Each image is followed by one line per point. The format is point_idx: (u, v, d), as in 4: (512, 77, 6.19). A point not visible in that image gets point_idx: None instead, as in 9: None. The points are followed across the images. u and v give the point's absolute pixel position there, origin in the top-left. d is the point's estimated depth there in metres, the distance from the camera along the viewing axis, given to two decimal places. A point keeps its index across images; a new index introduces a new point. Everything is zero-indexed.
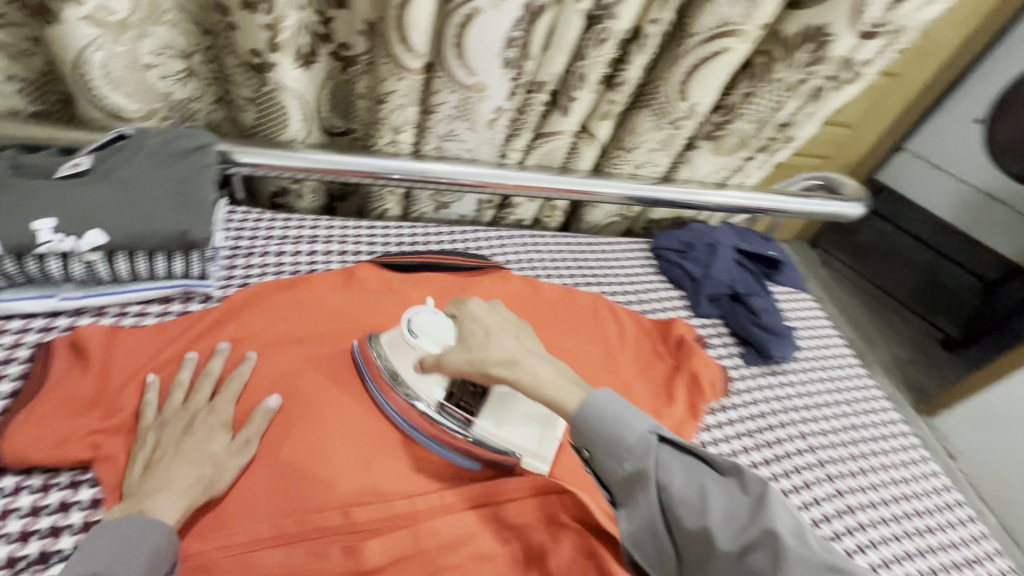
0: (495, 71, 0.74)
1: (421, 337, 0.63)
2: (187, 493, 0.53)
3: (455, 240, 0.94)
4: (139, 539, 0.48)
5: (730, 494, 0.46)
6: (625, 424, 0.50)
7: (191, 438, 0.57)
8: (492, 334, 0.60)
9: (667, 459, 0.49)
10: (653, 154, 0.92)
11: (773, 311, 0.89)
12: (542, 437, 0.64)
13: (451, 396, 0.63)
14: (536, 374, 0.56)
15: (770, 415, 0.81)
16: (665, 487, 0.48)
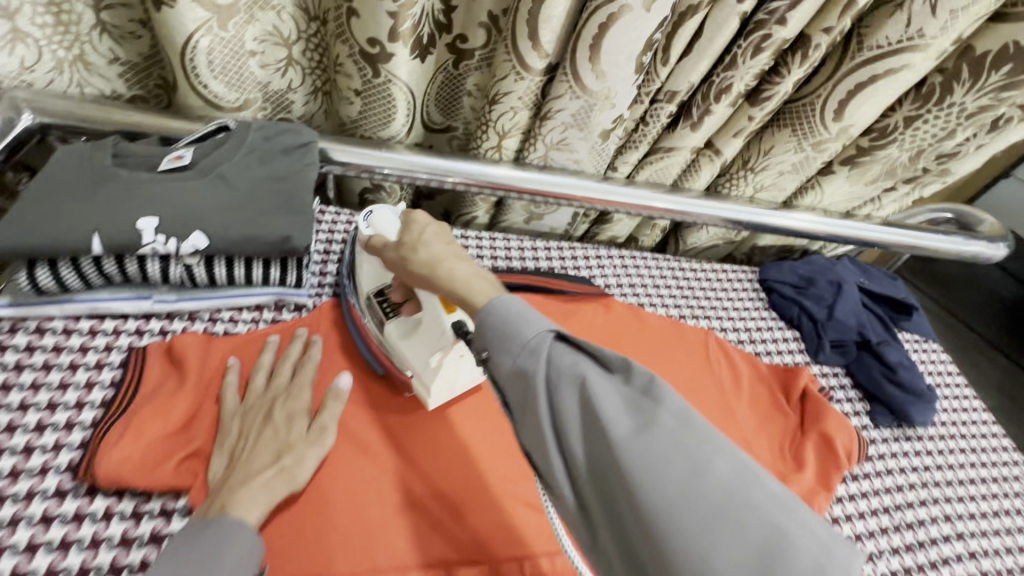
0: (627, 77, 0.66)
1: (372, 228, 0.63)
2: (269, 485, 0.48)
3: (550, 257, 0.86)
4: (226, 545, 0.42)
5: (618, 392, 0.37)
6: (526, 323, 0.40)
7: (272, 423, 0.53)
8: (424, 243, 0.51)
9: (559, 359, 0.38)
10: (781, 178, 0.83)
11: (909, 366, 0.79)
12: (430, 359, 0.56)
13: (378, 295, 0.62)
14: (455, 272, 0.47)
15: (909, 490, 0.71)
16: (551, 389, 0.37)
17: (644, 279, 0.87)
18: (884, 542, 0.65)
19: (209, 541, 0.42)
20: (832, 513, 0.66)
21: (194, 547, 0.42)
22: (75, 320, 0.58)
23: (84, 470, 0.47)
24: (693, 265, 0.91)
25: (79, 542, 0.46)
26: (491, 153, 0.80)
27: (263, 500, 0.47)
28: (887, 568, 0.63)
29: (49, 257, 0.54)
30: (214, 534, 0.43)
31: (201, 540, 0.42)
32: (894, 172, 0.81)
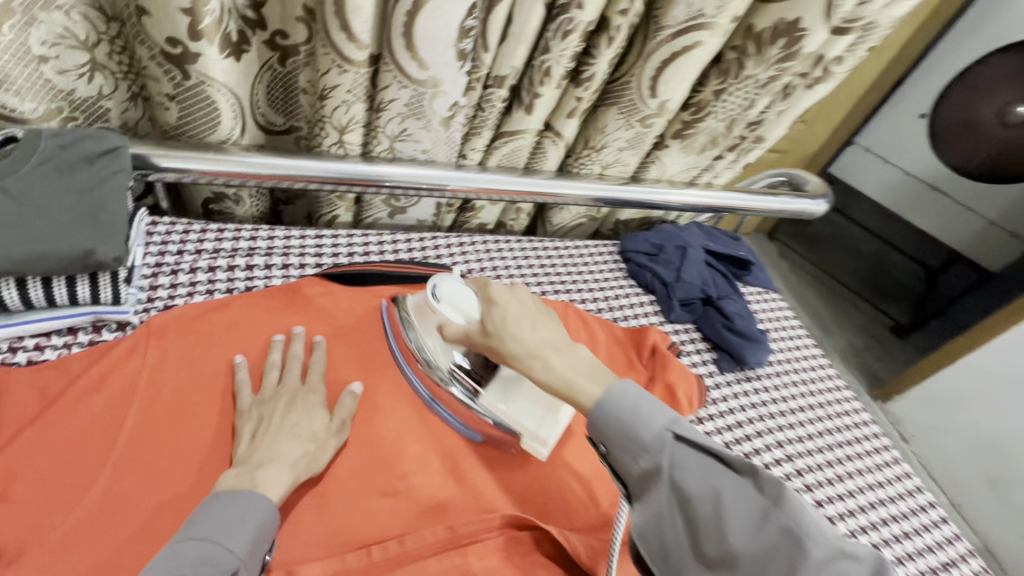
0: (450, 65, 0.68)
1: (445, 301, 0.61)
2: (293, 467, 0.54)
3: (411, 248, 0.87)
4: (242, 515, 0.47)
5: (745, 495, 0.43)
6: (642, 421, 0.47)
7: (294, 412, 0.58)
8: (512, 323, 0.57)
9: (680, 458, 0.45)
10: (621, 154, 0.89)
11: (746, 315, 0.87)
12: (543, 418, 0.60)
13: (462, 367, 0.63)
14: (551, 367, 0.53)
15: (748, 424, 0.79)
16: (679, 486, 0.44)
17: (507, 263, 0.90)
18: None
19: (233, 516, 0.47)
20: None
21: (213, 515, 0.47)
22: None
23: None
24: (556, 244, 0.95)
25: None
26: (336, 150, 0.79)
27: (289, 480, 0.53)
28: None
29: None
30: (240, 506, 0.48)
31: (222, 511, 0.47)
32: (718, 141, 0.89)
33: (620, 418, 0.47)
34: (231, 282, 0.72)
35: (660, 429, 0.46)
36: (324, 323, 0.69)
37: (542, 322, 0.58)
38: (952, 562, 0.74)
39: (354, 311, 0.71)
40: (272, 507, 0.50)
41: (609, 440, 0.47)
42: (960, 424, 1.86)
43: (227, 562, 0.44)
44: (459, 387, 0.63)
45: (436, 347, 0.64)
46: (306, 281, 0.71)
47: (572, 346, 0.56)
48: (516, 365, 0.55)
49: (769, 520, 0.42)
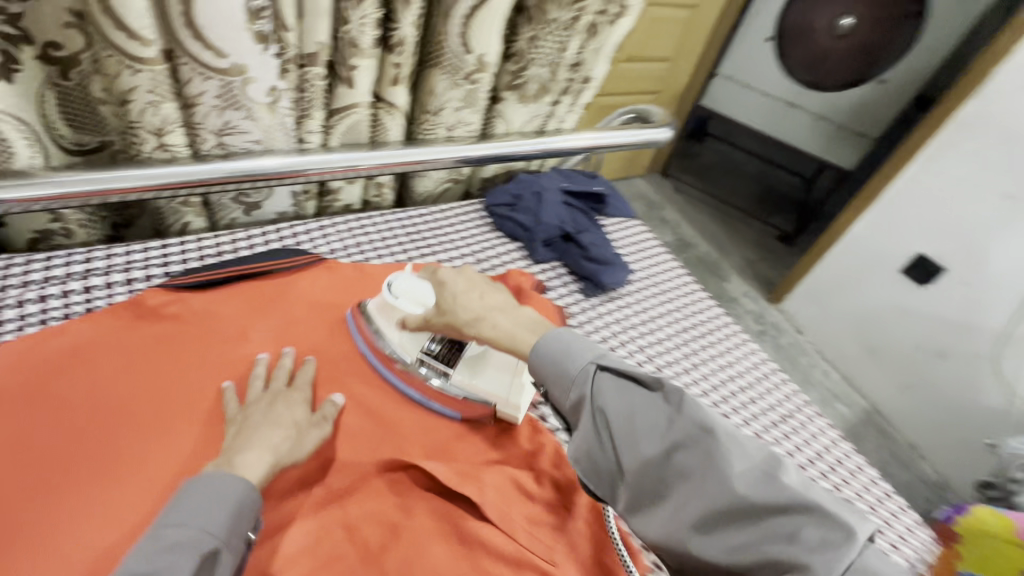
0: (249, 49, 0.68)
1: (402, 297, 0.73)
2: (273, 450, 0.56)
3: (269, 238, 0.86)
4: (218, 496, 0.48)
5: (653, 409, 0.51)
6: (568, 357, 0.56)
7: (276, 407, 0.61)
8: (460, 297, 0.67)
9: (604, 382, 0.54)
10: (460, 113, 0.93)
11: (602, 243, 0.95)
12: (512, 385, 0.70)
13: (429, 353, 0.72)
14: (496, 325, 0.64)
15: (611, 337, 0.86)
16: (601, 408, 0.52)
17: (372, 238, 0.92)
18: None
19: (209, 500, 0.48)
20: None
21: (185, 507, 0.47)
22: None
23: None
24: (422, 212, 0.99)
25: None
26: (160, 154, 0.76)
27: (269, 459, 0.55)
28: None
29: None
30: (212, 493, 0.48)
31: (194, 499, 0.48)
32: (548, 87, 0.94)
33: (552, 354, 0.57)
34: (66, 306, 0.69)
35: (585, 363, 0.55)
36: (177, 328, 0.69)
37: (487, 291, 0.69)
38: (795, 418, 0.86)
39: (210, 309, 0.71)
40: (250, 491, 0.50)
41: (542, 377, 0.57)
42: (834, 309, 2.15)
43: (203, 541, 0.45)
44: (431, 371, 0.71)
45: (402, 343, 0.72)
46: (151, 291, 0.70)
47: (507, 310, 0.66)
48: (473, 330, 0.65)
49: (670, 440, 0.49)
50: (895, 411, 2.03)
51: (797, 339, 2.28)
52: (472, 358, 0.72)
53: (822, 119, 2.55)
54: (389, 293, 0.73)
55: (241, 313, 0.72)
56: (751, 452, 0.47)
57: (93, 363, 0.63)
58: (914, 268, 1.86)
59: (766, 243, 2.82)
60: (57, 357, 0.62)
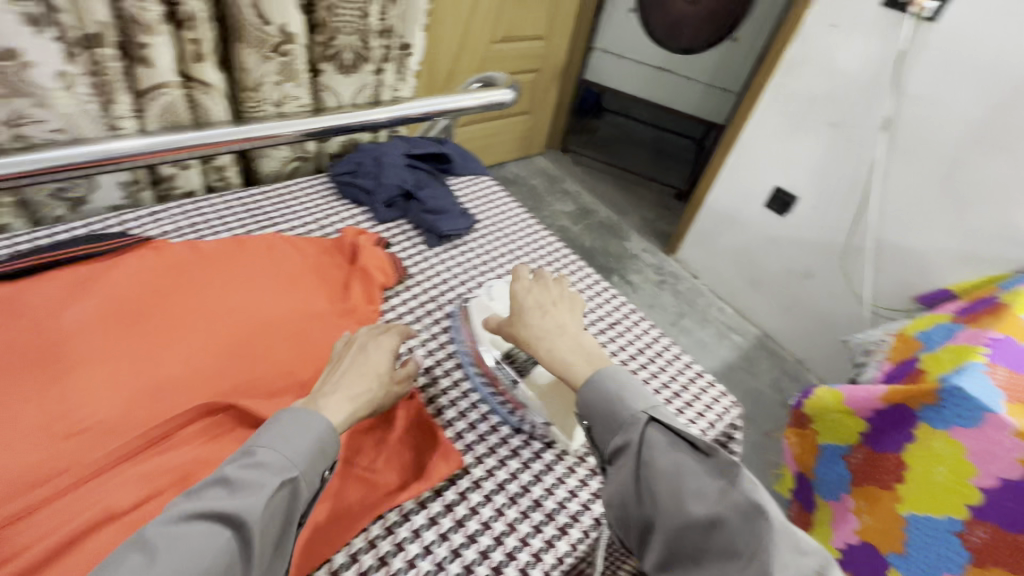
0: (20, 31, 0.69)
1: (497, 301, 0.79)
2: (352, 401, 0.59)
3: (92, 224, 0.87)
4: (306, 428, 0.53)
5: (704, 476, 0.49)
6: (627, 404, 0.56)
7: (369, 354, 0.65)
8: (529, 309, 0.69)
9: (654, 441, 0.53)
10: (283, 87, 0.97)
11: (440, 196, 1.01)
12: (573, 406, 0.67)
13: (507, 357, 0.72)
14: (554, 348, 0.64)
15: (452, 279, 0.90)
16: (648, 461, 0.52)
17: (209, 219, 0.93)
18: (426, 318, 0.82)
19: (294, 432, 0.52)
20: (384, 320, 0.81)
21: (281, 432, 0.52)
22: None
23: None
24: (264, 190, 1.02)
25: None
26: None
27: (347, 412, 0.58)
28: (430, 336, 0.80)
29: None
30: (301, 426, 0.53)
31: (285, 428, 0.53)
32: (365, 56, 1.02)
33: (606, 395, 0.58)
34: None
35: (637, 411, 0.55)
36: None
37: (561, 313, 0.69)
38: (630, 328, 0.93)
39: (17, 295, 0.70)
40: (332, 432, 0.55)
41: (589, 414, 0.58)
42: (718, 252, 2.33)
43: (286, 467, 0.50)
44: (501, 375, 0.70)
45: (487, 337, 0.74)
46: None
47: (577, 334, 0.66)
48: (525, 351, 0.66)
49: (708, 504, 0.47)
50: (784, 336, 2.20)
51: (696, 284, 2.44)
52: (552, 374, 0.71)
53: (692, 80, 2.73)
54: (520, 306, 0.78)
55: (51, 296, 0.71)
56: (803, 549, 0.45)
57: None
58: (775, 200, 2.00)
59: (662, 202, 2.99)
60: None
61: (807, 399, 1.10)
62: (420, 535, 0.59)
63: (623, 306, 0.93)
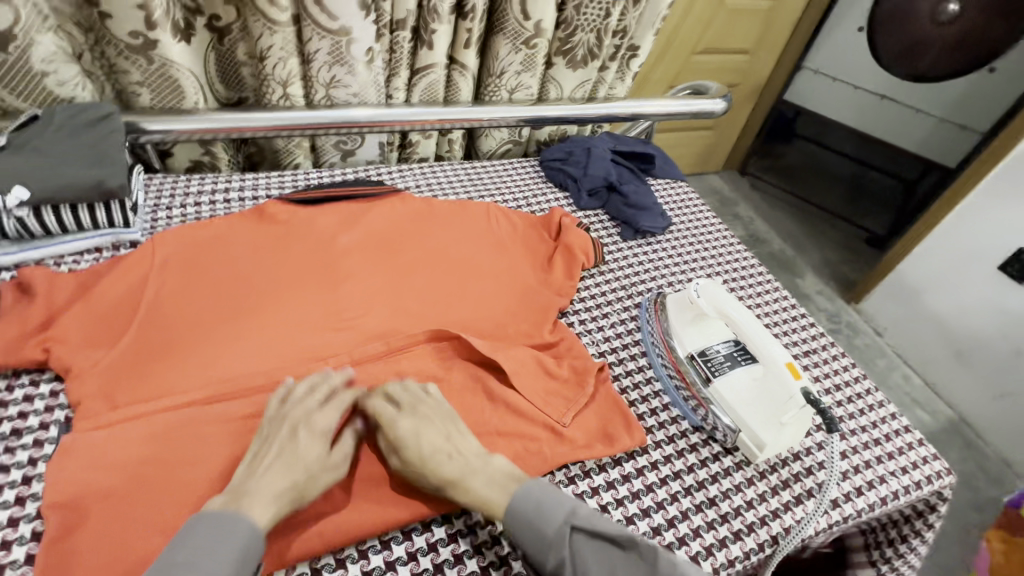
0: (355, 15, 0.86)
1: (705, 298, 0.73)
2: (278, 499, 0.55)
3: (357, 172, 1.06)
4: (227, 536, 0.51)
5: (636, 570, 0.53)
6: (544, 517, 0.57)
7: (297, 442, 0.60)
8: (429, 458, 0.60)
9: (579, 544, 0.56)
10: (520, 76, 1.07)
11: (642, 192, 1.04)
12: (766, 420, 0.64)
13: (701, 355, 0.71)
14: (468, 492, 0.59)
15: (643, 272, 0.93)
16: (583, 571, 0.54)
17: (440, 181, 1.08)
18: (616, 304, 0.87)
19: (214, 539, 0.50)
20: (579, 297, 0.87)
21: (192, 539, 0.50)
22: None
23: None
24: (483, 164, 1.15)
25: None
26: (282, 101, 0.96)
27: (276, 508, 0.55)
28: (618, 319, 0.84)
29: None
30: (220, 533, 0.51)
31: (203, 538, 0.50)
32: (597, 52, 1.07)
33: (530, 513, 0.57)
34: (212, 208, 0.90)
35: (559, 525, 0.56)
36: (286, 230, 0.87)
37: (455, 441, 0.63)
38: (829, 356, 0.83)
39: (310, 218, 0.89)
40: (256, 535, 0.52)
41: (519, 538, 0.57)
42: (916, 311, 2.01)
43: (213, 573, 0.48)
44: (694, 373, 0.71)
45: (684, 333, 0.75)
46: (271, 203, 0.89)
47: (487, 469, 0.61)
48: (447, 491, 0.60)
49: None
50: (986, 424, 1.86)
51: (877, 341, 2.14)
52: (756, 382, 0.67)
53: (920, 112, 2.44)
54: (738, 310, 0.71)
55: (331, 223, 0.89)
56: None
57: (228, 244, 0.82)
58: (1016, 263, 1.70)
59: (851, 244, 2.66)
60: (206, 236, 0.82)
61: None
62: None
63: (821, 334, 0.87)
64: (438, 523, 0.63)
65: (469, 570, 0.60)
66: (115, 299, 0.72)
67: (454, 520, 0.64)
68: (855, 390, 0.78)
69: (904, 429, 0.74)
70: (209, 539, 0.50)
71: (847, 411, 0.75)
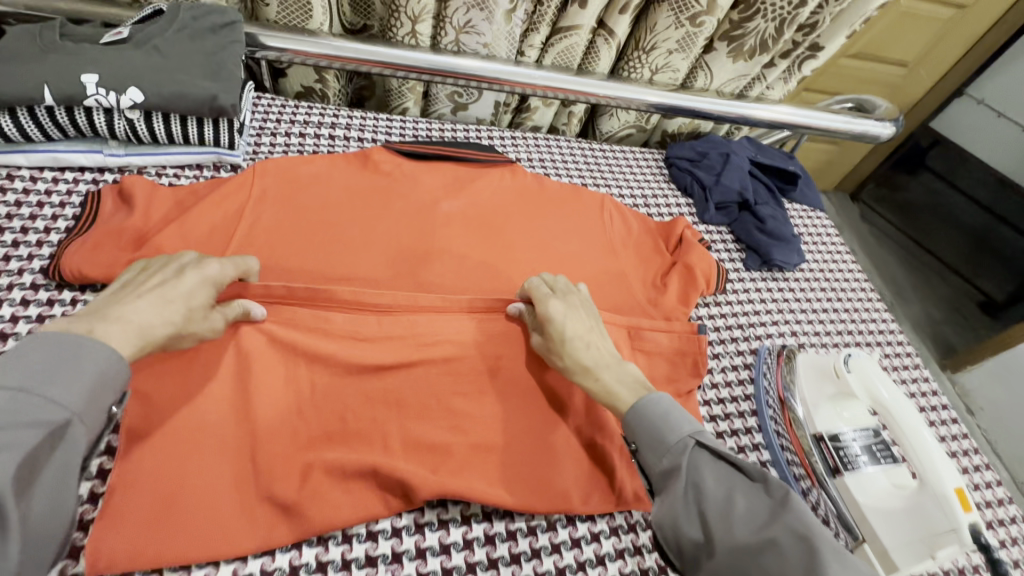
0: None
1: (854, 375, 0.62)
2: (147, 334, 0.49)
3: (468, 130, 0.97)
4: (77, 363, 0.43)
5: (757, 500, 0.49)
6: (669, 427, 0.54)
7: (180, 280, 0.53)
8: (569, 341, 0.62)
9: (701, 462, 0.52)
10: (671, 57, 0.94)
11: (779, 219, 0.90)
12: (909, 545, 0.53)
13: (833, 440, 0.61)
14: (600, 389, 0.60)
15: (764, 313, 0.81)
16: (696, 485, 0.51)
17: (553, 158, 0.97)
18: (730, 345, 0.75)
19: (65, 366, 0.43)
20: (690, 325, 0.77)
21: (41, 362, 0.42)
22: (40, 170, 0.71)
23: (52, 270, 0.62)
24: (602, 147, 1.02)
25: (15, 333, 0.59)
26: (408, 39, 0.88)
27: (144, 346, 0.49)
28: (730, 363, 0.73)
29: (11, 105, 0.64)
30: (69, 361, 0.43)
31: (48, 360, 0.43)
32: (766, 46, 0.92)
33: (653, 423, 0.55)
34: (316, 144, 0.84)
35: (685, 436, 0.53)
36: (389, 184, 0.80)
37: (595, 339, 0.64)
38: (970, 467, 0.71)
39: (414, 176, 0.82)
40: (120, 365, 0.46)
41: (638, 435, 0.55)
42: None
43: (51, 414, 0.41)
44: (819, 459, 0.61)
45: (816, 410, 0.64)
46: (377, 150, 0.82)
47: (624, 370, 0.62)
48: (576, 377, 0.62)
49: (757, 530, 0.47)
50: None
51: (966, 420, 1.90)
52: (900, 492, 0.56)
53: None
54: (891, 390, 0.58)
55: (436, 186, 0.82)
56: None
57: (329, 187, 0.77)
58: None
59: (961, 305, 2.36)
60: (307, 174, 0.77)
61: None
62: None
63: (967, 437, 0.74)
64: (507, 559, 0.57)
65: None
66: (208, 228, 0.68)
67: (522, 560, 0.57)
68: (1000, 515, 0.67)
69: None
70: (64, 363, 0.43)
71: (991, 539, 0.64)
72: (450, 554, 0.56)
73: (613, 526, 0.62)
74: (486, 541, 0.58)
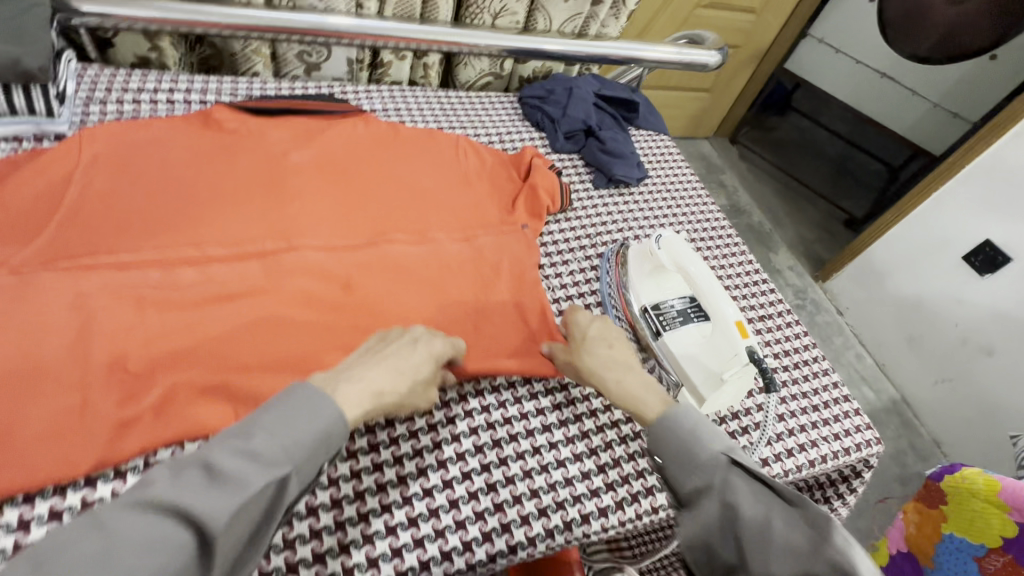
0: None
1: (665, 251, 0.73)
2: (375, 399, 0.57)
3: (320, 86, 0.98)
4: (312, 412, 0.50)
5: (795, 524, 0.47)
6: (700, 444, 0.56)
7: (412, 351, 0.63)
8: (591, 342, 0.71)
9: (734, 481, 0.52)
10: (506, 0, 1.00)
11: (620, 140, 0.99)
12: (711, 377, 0.66)
13: (655, 309, 0.72)
14: (620, 383, 0.66)
15: (608, 221, 0.92)
16: (730, 505, 0.50)
17: (410, 106, 1.01)
18: (579, 252, 0.86)
19: (305, 411, 0.50)
20: (542, 240, 0.86)
21: (279, 413, 0.50)
22: None
23: None
24: (458, 93, 1.07)
25: None
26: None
27: (366, 407, 0.56)
28: (578, 267, 0.84)
29: None
30: (305, 408, 0.50)
31: (291, 407, 0.50)
32: None
33: (683, 432, 0.57)
34: (153, 108, 0.82)
35: (716, 453, 0.54)
36: (231, 140, 0.79)
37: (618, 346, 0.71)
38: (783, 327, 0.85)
39: (260, 131, 0.82)
40: (338, 421, 0.52)
41: (667, 451, 0.57)
42: (879, 294, 1.97)
43: (275, 465, 0.47)
44: (646, 325, 0.72)
45: (643, 287, 0.75)
46: (218, 109, 0.81)
47: (640, 370, 0.68)
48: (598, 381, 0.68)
49: (786, 552, 0.46)
50: (922, 403, 1.88)
51: (836, 320, 2.10)
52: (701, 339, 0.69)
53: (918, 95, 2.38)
54: (695, 265, 0.70)
55: (284, 138, 0.82)
56: None
57: (164, 147, 0.75)
58: (978, 255, 1.67)
59: (828, 224, 2.64)
60: (140, 137, 0.75)
61: (949, 475, 0.90)
62: (531, 436, 0.70)
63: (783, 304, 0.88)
64: (376, 510, 0.60)
65: (391, 500, 0.61)
66: (27, 194, 0.65)
67: (381, 449, 0.64)
68: (802, 359, 0.82)
69: (844, 399, 0.78)
70: (303, 406, 0.50)
71: (792, 376, 0.79)
72: (341, 507, 0.59)
73: (466, 410, 0.70)
74: (347, 458, 0.63)
